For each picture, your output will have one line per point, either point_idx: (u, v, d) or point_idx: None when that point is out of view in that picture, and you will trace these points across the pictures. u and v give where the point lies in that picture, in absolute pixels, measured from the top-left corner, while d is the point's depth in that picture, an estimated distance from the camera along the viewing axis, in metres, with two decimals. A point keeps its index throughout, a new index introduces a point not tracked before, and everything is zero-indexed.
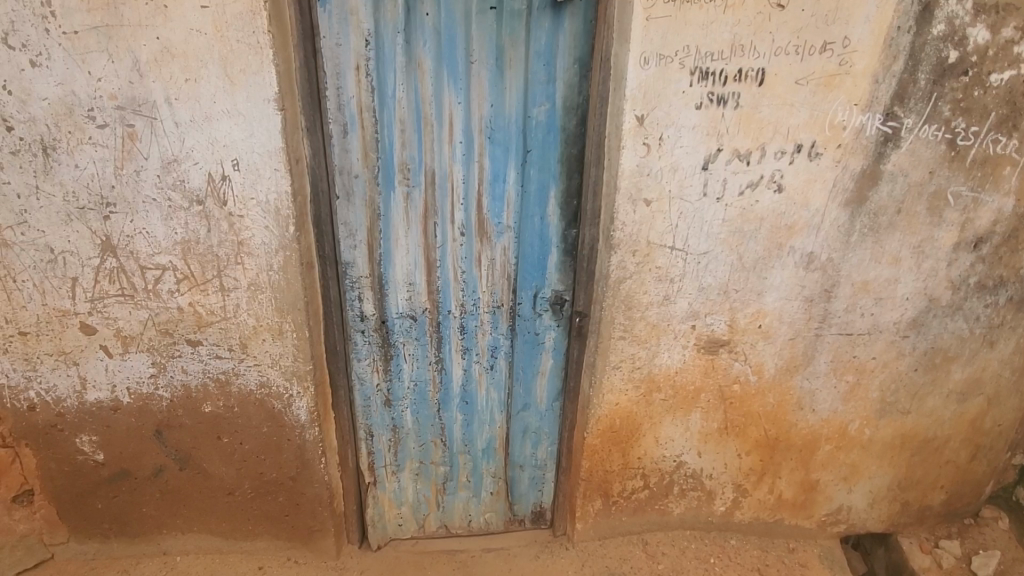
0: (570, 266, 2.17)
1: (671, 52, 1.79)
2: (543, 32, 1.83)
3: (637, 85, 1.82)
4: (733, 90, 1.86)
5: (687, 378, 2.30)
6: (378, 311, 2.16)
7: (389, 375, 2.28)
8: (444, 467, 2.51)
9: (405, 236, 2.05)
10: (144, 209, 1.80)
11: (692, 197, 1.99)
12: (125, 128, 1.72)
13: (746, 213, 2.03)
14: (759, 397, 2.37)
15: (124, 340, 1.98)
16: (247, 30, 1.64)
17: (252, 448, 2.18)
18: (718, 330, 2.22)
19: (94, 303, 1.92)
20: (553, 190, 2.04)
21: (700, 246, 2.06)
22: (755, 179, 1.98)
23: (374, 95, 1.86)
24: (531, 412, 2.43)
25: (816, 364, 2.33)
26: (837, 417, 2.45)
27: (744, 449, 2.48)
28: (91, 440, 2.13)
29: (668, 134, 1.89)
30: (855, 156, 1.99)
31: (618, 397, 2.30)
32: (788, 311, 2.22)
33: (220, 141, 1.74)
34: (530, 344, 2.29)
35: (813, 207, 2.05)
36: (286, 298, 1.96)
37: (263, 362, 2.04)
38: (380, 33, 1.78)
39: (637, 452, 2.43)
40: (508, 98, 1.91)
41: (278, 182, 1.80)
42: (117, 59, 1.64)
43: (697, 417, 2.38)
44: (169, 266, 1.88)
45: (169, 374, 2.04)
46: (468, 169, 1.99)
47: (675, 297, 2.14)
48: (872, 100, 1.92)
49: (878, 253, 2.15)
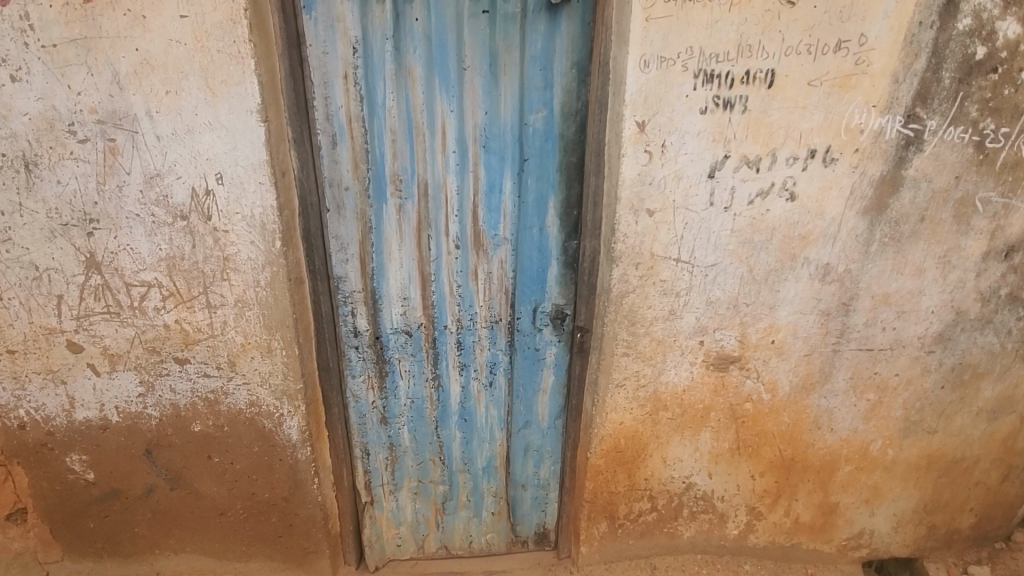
0: (571, 279, 2.07)
1: (674, 54, 1.68)
2: (539, 35, 1.75)
3: (637, 89, 1.71)
4: (741, 93, 1.74)
5: (695, 397, 2.18)
6: (372, 327, 2.09)
7: (385, 393, 2.21)
8: (443, 486, 2.43)
9: (398, 249, 1.98)
10: (128, 224, 1.76)
11: (698, 207, 1.87)
12: (106, 142, 1.67)
13: (756, 223, 1.91)
14: (773, 415, 2.24)
15: (112, 357, 1.93)
16: (228, 39, 1.58)
17: (243, 467, 2.12)
18: (728, 347, 2.10)
19: (80, 320, 1.88)
20: (551, 200, 1.95)
21: (707, 258, 1.95)
22: (766, 186, 1.86)
23: (363, 105, 1.79)
24: (533, 429, 2.34)
25: (834, 382, 2.20)
26: (858, 437, 2.32)
27: (758, 470, 2.35)
28: (81, 459, 2.09)
29: (671, 141, 1.78)
30: (873, 161, 1.86)
31: (623, 415, 2.19)
32: (803, 326, 2.09)
33: (204, 154, 1.69)
34: (530, 360, 2.20)
35: (828, 216, 1.93)
36: (274, 315, 1.90)
37: (252, 381, 1.98)
38: (368, 41, 1.72)
39: (643, 473, 2.31)
40: (504, 105, 1.83)
41: (263, 196, 1.74)
42: (96, 71, 1.60)
43: (706, 436, 2.26)
44: (154, 282, 1.83)
45: (158, 393, 1.99)
46: (463, 179, 1.91)
47: (681, 311, 2.02)
48: (892, 101, 1.79)
49: (900, 264, 2.02)
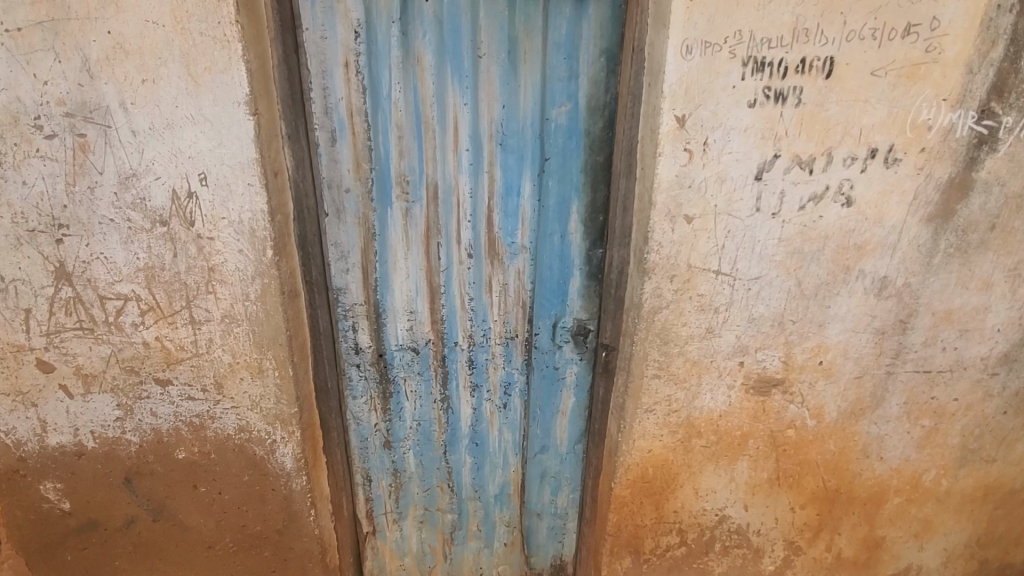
0: (595, 292, 1.89)
1: (720, 39, 1.45)
2: (563, 19, 1.57)
3: (677, 80, 1.47)
4: (796, 84, 1.51)
5: (733, 423, 1.95)
6: (375, 343, 1.91)
7: (389, 415, 2.03)
8: (452, 515, 2.25)
9: (405, 258, 1.79)
10: (100, 231, 1.57)
11: (743, 213, 1.63)
12: (76, 138, 1.48)
13: (808, 231, 1.68)
14: (818, 443, 2.02)
15: (86, 379, 1.74)
16: (211, 20, 1.38)
17: (232, 498, 1.92)
18: (772, 369, 1.86)
19: (51, 338, 1.69)
20: (575, 205, 1.77)
21: (751, 270, 1.71)
22: (820, 190, 1.64)
23: (366, 97, 1.61)
24: (551, 454, 2.16)
25: (886, 408, 1.98)
26: (909, 467, 2.10)
27: (799, 502, 2.12)
28: (57, 488, 1.90)
29: (715, 138, 1.54)
30: (941, 162, 1.64)
31: (652, 443, 1.94)
32: (855, 346, 1.87)
33: (185, 152, 1.49)
34: (548, 379, 2.02)
35: (889, 224, 1.70)
36: (265, 332, 1.69)
37: (241, 405, 1.78)
38: (372, 24, 1.54)
39: (673, 505, 2.07)
40: (524, 99, 1.65)
41: (252, 199, 1.54)
42: (64, 58, 1.42)
43: (743, 465, 2.02)
44: (131, 295, 1.64)
45: (137, 417, 1.79)
46: (477, 181, 1.72)
47: (721, 329, 1.78)
48: (964, 94, 1.57)
49: (966, 278, 1.80)
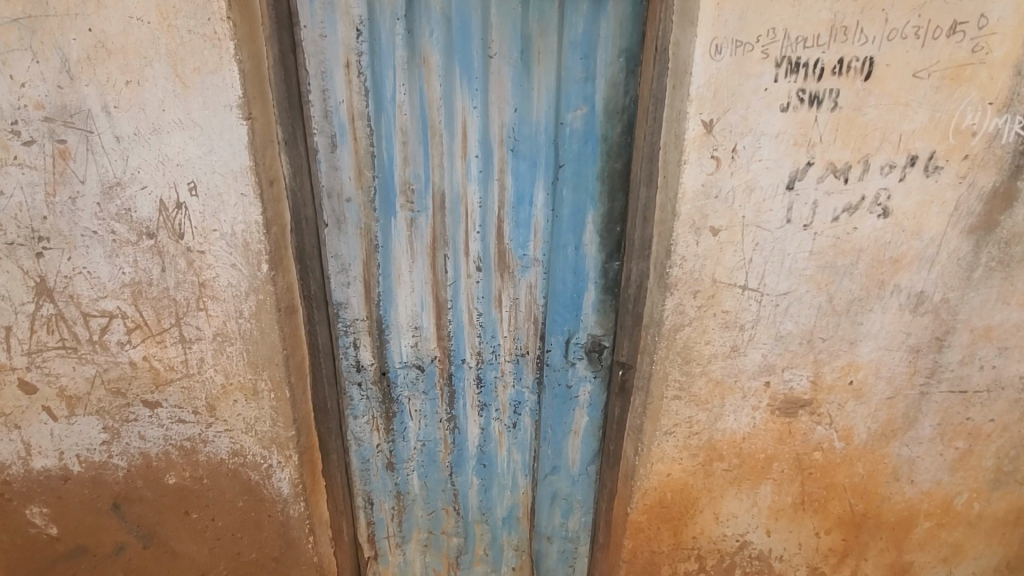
0: (611, 306, 1.78)
1: (752, 38, 1.34)
2: (580, 16, 1.46)
3: (705, 81, 1.36)
4: (832, 86, 1.40)
5: (757, 445, 1.83)
6: (377, 361, 1.80)
7: (392, 435, 1.92)
8: (457, 538, 2.14)
9: (409, 271, 1.68)
10: (83, 244, 1.46)
11: (772, 224, 1.52)
12: (56, 145, 1.38)
13: (841, 244, 1.57)
14: (845, 466, 1.91)
15: (70, 400, 1.64)
16: (200, 16, 1.28)
17: (226, 524, 1.81)
18: (799, 389, 1.75)
19: (33, 357, 1.58)
20: (590, 215, 1.66)
21: (780, 285, 1.60)
22: (855, 200, 1.52)
23: (368, 99, 1.50)
24: (562, 476, 2.05)
25: (918, 429, 1.87)
26: (941, 490, 1.99)
27: (824, 527, 2.01)
28: (43, 512, 1.79)
29: (744, 144, 1.43)
30: (985, 170, 1.53)
31: (671, 467, 1.83)
32: (887, 364, 1.75)
33: (174, 159, 1.38)
34: (560, 398, 1.91)
35: (927, 236, 1.59)
36: (260, 352, 1.58)
37: (235, 427, 1.67)
38: (375, 21, 1.43)
39: (691, 531, 1.95)
40: (537, 102, 1.54)
41: (246, 210, 1.43)
42: (42, 58, 1.31)
43: (767, 489, 1.91)
44: (117, 312, 1.53)
45: (125, 440, 1.69)
46: (486, 189, 1.61)
47: (746, 347, 1.67)
48: (1013, 97, 1.45)
49: (1008, 293, 1.68)
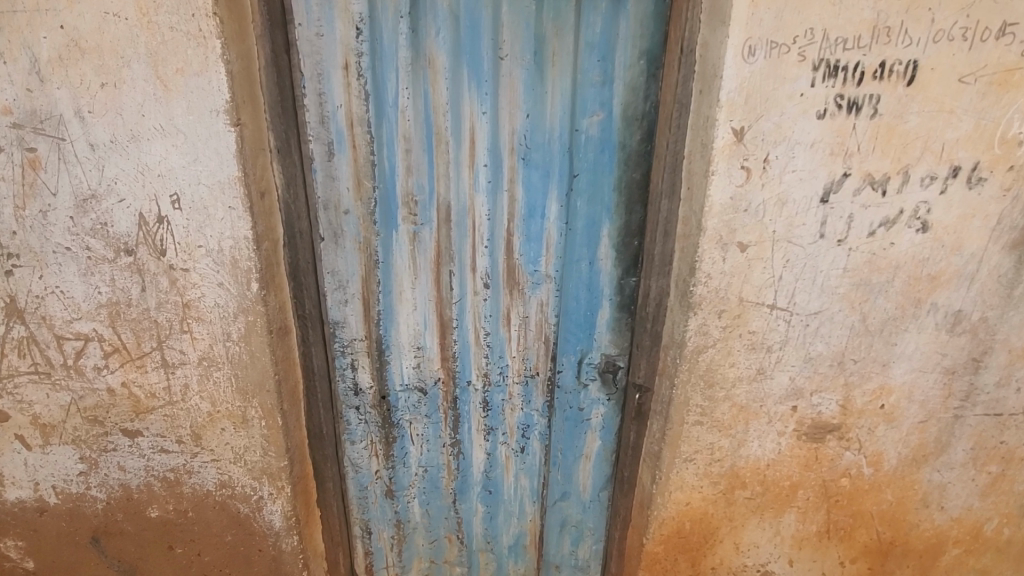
0: (627, 325, 1.67)
1: (789, 39, 1.23)
2: (599, 15, 1.34)
3: (736, 86, 1.26)
4: (872, 92, 1.30)
5: (781, 472, 1.72)
6: (377, 384, 1.68)
7: (392, 461, 1.80)
8: (461, 567, 2.02)
9: (411, 289, 1.56)
10: (56, 262, 1.33)
11: (805, 239, 1.42)
12: (25, 153, 1.25)
13: (876, 260, 1.46)
14: (873, 493, 1.80)
15: (44, 429, 1.51)
16: (183, 12, 1.15)
17: (213, 559, 1.68)
18: (827, 413, 1.65)
19: (3, 383, 1.46)
20: (606, 228, 1.55)
21: (810, 304, 1.49)
22: (893, 214, 1.42)
23: (369, 104, 1.38)
24: (572, 502, 1.93)
25: (951, 454, 1.76)
26: (971, 516, 1.87)
27: (849, 556, 1.90)
28: (18, 545, 1.66)
29: (776, 154, 1.32)
30: None
31: (690, 495, 1.71)
32: (921, 387, 1.65)
33: (154, 169, 1.26)
34: (572, 421, 1.79)
35: (967, 252, 1.48)
36: (250, 377, 1.45)
37: (223, 458, 1.54)
38: (377, 19, 1.31)
39: (710, 561, 1.84)
40: (550, 108, 1.42)
41: (234, 224, 1.31)
42: (10, 59, 1.18)
43: (790, 518, 1.80)
44: (93, 335, 1.40)
45: (103, 471, 1.55)
46: (495, 201, 1.49)
47: (773, 370, 1.56)
48: None
49: None
